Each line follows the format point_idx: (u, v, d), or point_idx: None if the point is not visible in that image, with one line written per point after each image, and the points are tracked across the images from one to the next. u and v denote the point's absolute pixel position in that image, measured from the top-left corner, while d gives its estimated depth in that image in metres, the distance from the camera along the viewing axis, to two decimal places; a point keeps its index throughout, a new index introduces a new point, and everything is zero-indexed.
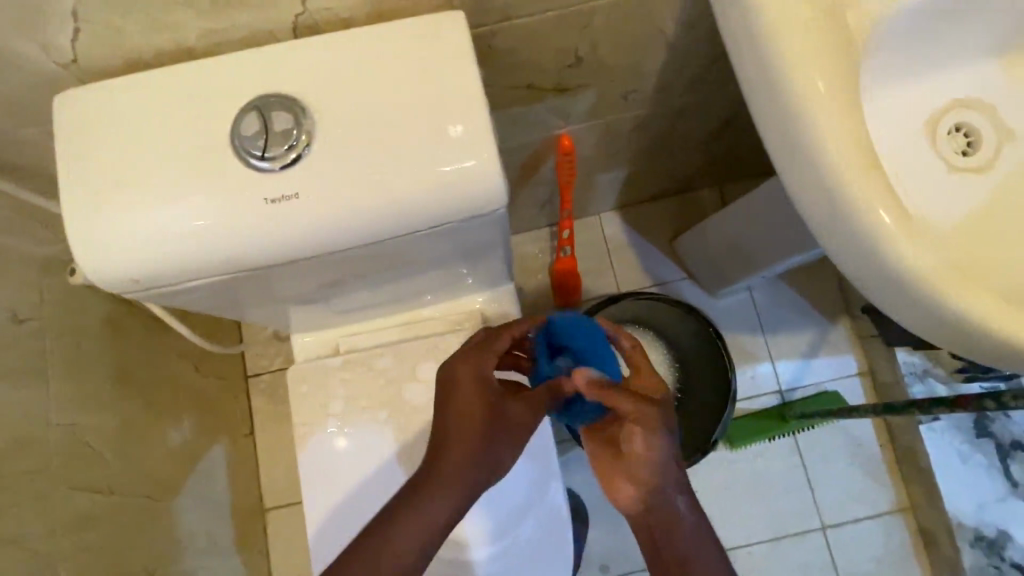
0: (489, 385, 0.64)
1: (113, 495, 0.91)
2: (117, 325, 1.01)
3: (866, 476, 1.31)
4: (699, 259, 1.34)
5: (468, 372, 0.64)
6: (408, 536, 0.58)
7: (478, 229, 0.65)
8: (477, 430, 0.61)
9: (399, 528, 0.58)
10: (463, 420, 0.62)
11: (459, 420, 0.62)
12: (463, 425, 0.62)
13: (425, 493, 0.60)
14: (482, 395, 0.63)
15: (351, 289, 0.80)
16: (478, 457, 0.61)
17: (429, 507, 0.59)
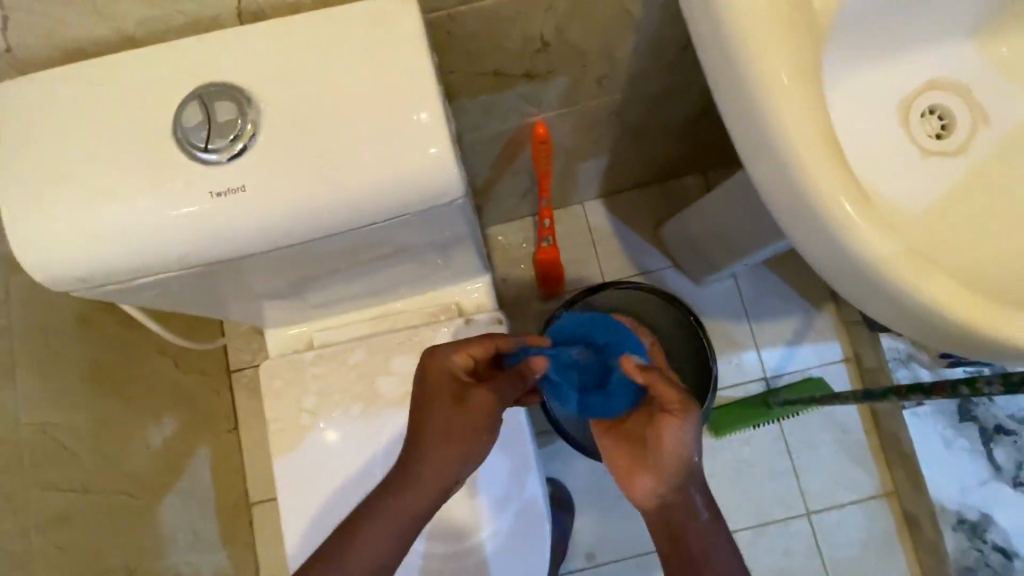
0: (458, 376, 0.65)
1: (88, 494, 0.90)
2: (90, 322, 0.99)
3: (850, 461, 1.32)
4: (683, 246, 1.33)
5: (436, 364, 0.65)
6: (380, 530, 0.62)
7: (440, 218, 0.64)
8: (443, 424, 0.63)
9: (370, 525, 0.63)
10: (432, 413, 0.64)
11: (428, 414, 0.64)
12: (431, 420, 0.63)
13: (396, 488, 0.64)
14: (452, 386, 0.64)
15: (321, 284, 0.78)
16: (444, 451, 0.64)
17: (398, 502, 0.63)
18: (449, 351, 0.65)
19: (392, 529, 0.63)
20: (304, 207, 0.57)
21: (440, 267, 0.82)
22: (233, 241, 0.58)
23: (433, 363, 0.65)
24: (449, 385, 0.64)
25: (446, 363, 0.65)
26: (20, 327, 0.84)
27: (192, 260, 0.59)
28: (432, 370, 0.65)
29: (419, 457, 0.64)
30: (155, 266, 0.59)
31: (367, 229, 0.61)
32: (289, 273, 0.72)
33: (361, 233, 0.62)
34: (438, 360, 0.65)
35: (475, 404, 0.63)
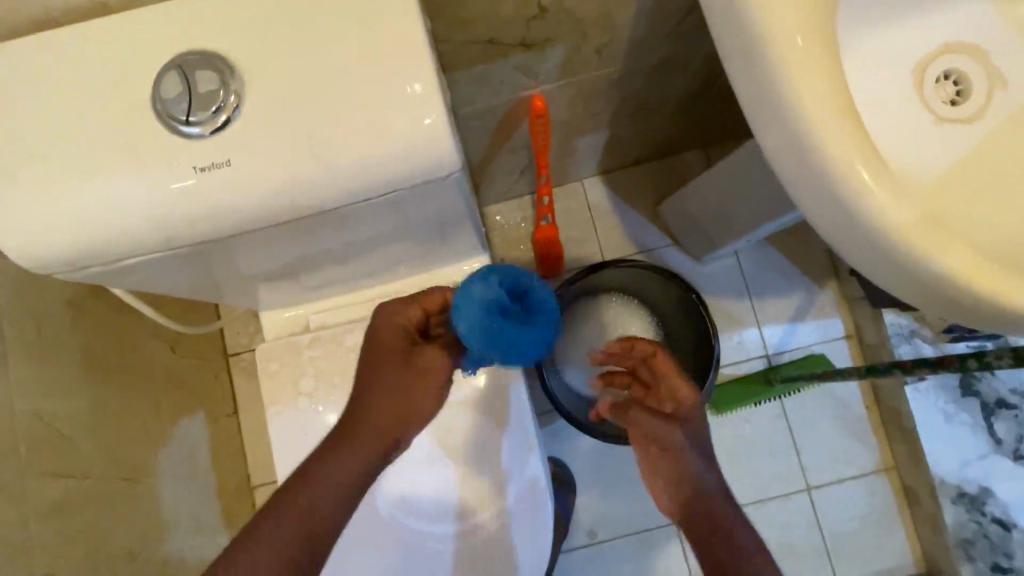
0: (406, 334, 0.66)
1: (87, 479, 0.89)
2: (82, 307, 0.98)
3: (850, 437, 1.32)
4: (684, 223, 1.31)
5: (392, 321, 0.66)
6: (318, 492, 0.59)
7: (434, 194, 0.61)
8: (388, 375, 0.64)
9: (311, 486, 0.59)
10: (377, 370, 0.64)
11: (376, 372, 0.64)
12: (375, 380, 0.64)
13: (338, 449, 0.62)
14: (399, 344, 0.65)
15: (316, 265, 0.77)
16: (382, 409, 0.64)
17: (345, 457, 0.61)
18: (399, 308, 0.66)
19: (329, 492, 0.60)
20: (294, 185, 0.55)
21: (436, 246, 0.80)
22: (222, 220, 0.56)
23: (387, 320, 0.66)
24: (401, 342, 0.65)
25: (390, 319, 0.66)
26: (9, 313, 0.82)
27: (180, 241, 0.57)
28: (387, 327, 0.66)
29: (359, 415, 0.63)
30: (142, 247, 0.57)
31: (361, 205, 0.59)
32: (281, 254, 0.70)
33: (355, 211, 0.60)
34: (384, 319, 0.67)
35: (425, 361, 0.66)
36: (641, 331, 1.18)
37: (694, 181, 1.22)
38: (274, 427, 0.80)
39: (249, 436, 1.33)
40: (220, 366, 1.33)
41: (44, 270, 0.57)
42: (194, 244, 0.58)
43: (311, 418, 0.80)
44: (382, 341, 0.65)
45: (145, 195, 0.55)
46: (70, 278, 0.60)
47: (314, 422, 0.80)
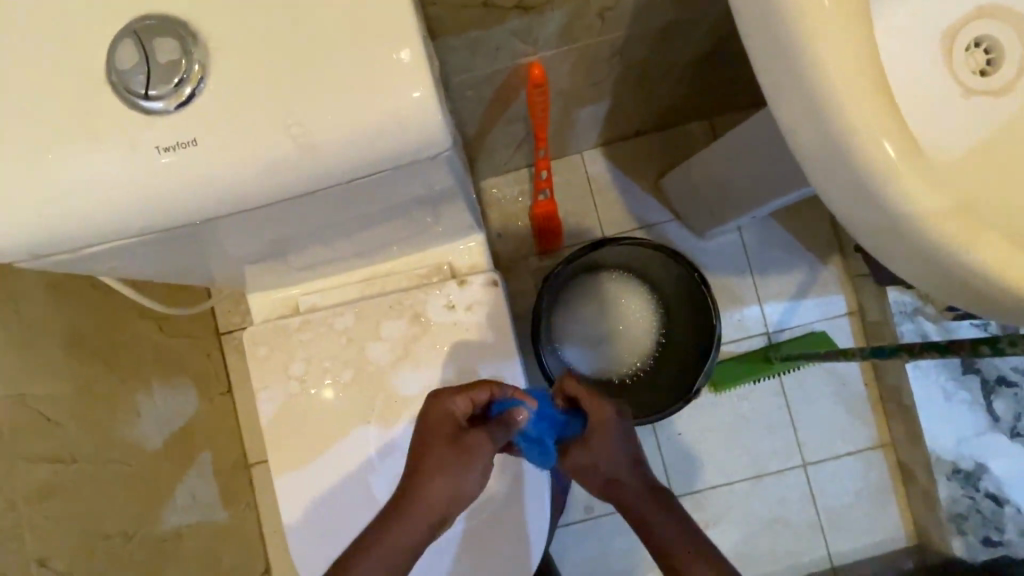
0: (453, 420, 0.68)
1: (76, 463, 0.87)
2: (63, 287, 0.94)
3: (849, 413, 1.32)
4: (687, 198, 1.27)
5: (435, 406, 0.69)
6: (369, 572, 0.62)
7: (423, 173, 0.57)
8: (434, 461, 0.65)
9: (361, 563, 0.62)
10: (427, 450, 0.67)
11: (426, 452, 0.66)
12: (425, 459, 0.66)
13: (388, 525, 0.64)
14: (445, 430, 0.67)
15: (303, 246, 0.73)
16: (438, 485, 0.65)
17: (389, 536, 0.63)
18: (448, 397, 0.69)
19: (381, 564, 0.62)
20: (275, 166, 0.51)
21: (429, 224, 0.76)
22: (199, 202, 0.52)
23: (435, 406, 0.69)
24: (449, 426, 0.68)
25: (432, 406, 0.69)
26: None
27: (153, 223, 0.53)
28: (435, 410, 0.68)
29: (413, 491, 0.65)
30: (114, 231, 0.53)
31: (347, 185, 0.55)
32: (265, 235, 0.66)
33: (341, 191, 0.56)
34: (431, 405, 0.69)
35: (473, 441, 0.66)
36: (640, 309, 1.16)
37: (702, 152, 1.16)
38: (262, 414, 0.78)
39: (244, 414, 1.32)
40: (213, 345, 1.31)
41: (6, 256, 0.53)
42: (167, 227, 0.54)
43: (301, 406, 0.78)
44: (431, 424, 0.68)
45: (114, 175, 0.51)
46: (38, 265, 0.57)
47: (307, 408, 0.78)
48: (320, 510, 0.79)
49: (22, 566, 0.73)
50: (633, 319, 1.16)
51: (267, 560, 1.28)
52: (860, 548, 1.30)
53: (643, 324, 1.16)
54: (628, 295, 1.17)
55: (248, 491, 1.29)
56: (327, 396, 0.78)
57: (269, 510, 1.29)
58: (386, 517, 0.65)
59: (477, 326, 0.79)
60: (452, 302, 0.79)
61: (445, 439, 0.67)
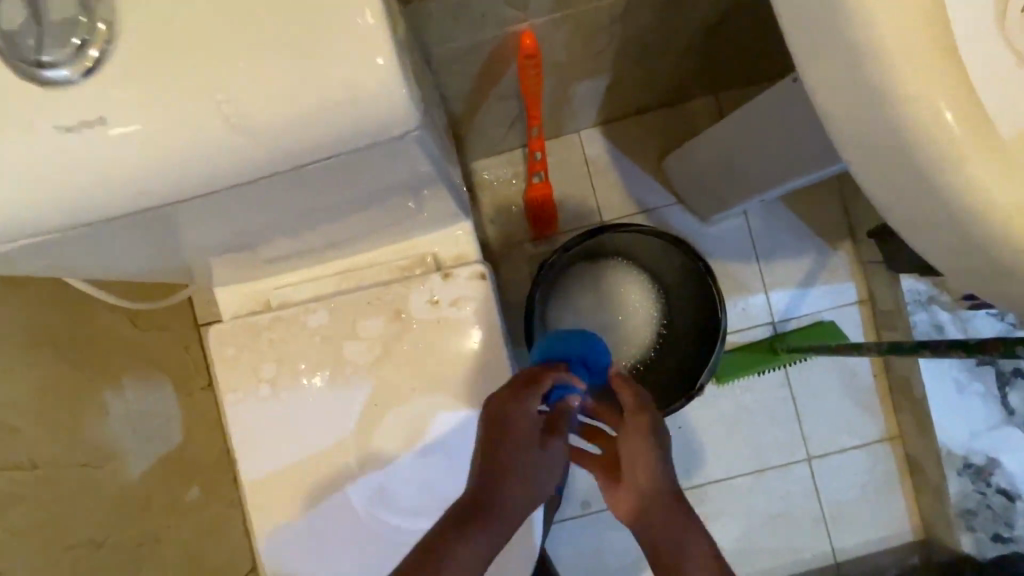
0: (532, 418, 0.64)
1: (37, 469, 0.82)
2: (19, 280, 0.88)
3: (856, 406, 1.27)
4: (690, 180, 1.20)
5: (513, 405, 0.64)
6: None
7: (393, 154, 0.51)
8: (520, 459, 0.63)
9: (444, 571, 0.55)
10: (510, 453, 0.63)
11: (509, 455, 0.62)
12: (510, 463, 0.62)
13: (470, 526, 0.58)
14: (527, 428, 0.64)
15: (269, 237, 0.66)
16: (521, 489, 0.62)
17: (473, 541, 0.57)
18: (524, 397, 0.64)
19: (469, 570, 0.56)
20: (234, 143, 0.47)
21: (408, 211, 0.70)
22: (155, 184, 0.48)
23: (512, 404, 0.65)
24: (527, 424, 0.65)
25: (506, 406, 0.65)
26: None
27: (105, 206, 0.49)
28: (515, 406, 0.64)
29: (497, 495, 0.61)
30: (64, 215, 0.49)
31: (309, 166, 0.49)
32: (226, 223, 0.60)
33: (300, 174, 0.50)
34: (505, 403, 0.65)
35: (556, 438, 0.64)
36: (641, 299, 1.10)
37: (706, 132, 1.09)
38: (230, 419, 0.73)
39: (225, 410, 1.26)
40: (191, 338, 1.25)
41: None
42: (119, 211, 0.50)
43: (272, 410, 0.72)
44: (514, 423, 0.64)
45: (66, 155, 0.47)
46: None
47: (280, 411, 0.73)
48: (295, 522, 0.73)
49: None
50: (633, 309, 1.10)
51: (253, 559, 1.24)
52: (864, 543, 1.26)
53: (644, 315, 1.10)
54: (629, 284, 1.10)
55: (231, 490, 1.24)
56: (301, 400, 0.72)
57: None
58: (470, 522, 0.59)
59: (463, 322, 0.73)
60: (436, 297, 0.72)
61: (530, 442, 0.63)
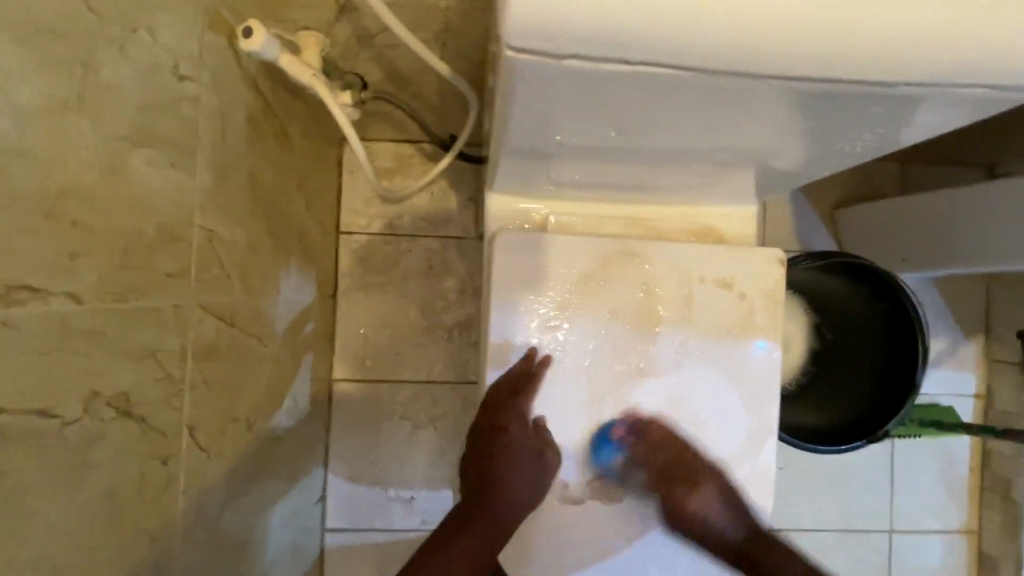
0: (527, 431, 0.70)
1: (234, 326, 0.74)
2: (254, 125, 0.79)
3: (948, 492, 1.30)
4: (865, 233, 1.24)
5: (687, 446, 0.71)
6: (469, 543, 0.66)
7: (913, 115, 0.54)
8: (514, 462, 0.69)
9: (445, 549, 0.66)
10: (507, 451, 0.69)
11: (509, 469, 0.68)
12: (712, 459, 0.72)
13: (483, 512, 0.68)
14: (528, 440, 0.69)
15: (632, 158, 0.65)
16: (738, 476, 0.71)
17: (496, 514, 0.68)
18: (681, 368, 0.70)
19: (489, 534, 0.67)
20: (876, 26, 0.43)
21: (773, 178, 0.72)
22: (670, 33, 0.42)
23: (512, 415, 0.70)
24: (522, 433, 0.70)
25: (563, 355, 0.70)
26: (205, 97, 0.65)
27: (647, 51, 0.43)
28: (510, 416, 0.69)
29: (501, 475, 0.69)
30: (563, 30, 0.40)
31: (813, 109, 0.53)
32: (665, 129, 0.58)
33: (827, 106, 0.52)
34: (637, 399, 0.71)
35: (550, 460, 0.69)
36: (795, 343, 1.10)
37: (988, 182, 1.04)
38: (499, 315, 0.69)
39: (339, 325, 1.21)
40: (331, 241, 1.18)
41: (509, 35, 0.41)
42: (639, 95, 0.49)
43: (545, 326, 0.70)
44: (509, 443, 0.69)
45: None
46: (547, 72, 0.45)
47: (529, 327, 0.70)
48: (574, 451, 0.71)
49: (176, 431, 0.62)
50: (793, 345, 1.09)
51: (325, 482, 1.20)
52: None
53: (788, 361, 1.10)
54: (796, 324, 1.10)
55: (325, 407, 1.19)
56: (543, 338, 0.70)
57: (345, 429, 1.21)
58: (461, 517, 0.68)
59: (760, 309, 0.71)
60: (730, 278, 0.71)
61: (534, 451, 0.69)
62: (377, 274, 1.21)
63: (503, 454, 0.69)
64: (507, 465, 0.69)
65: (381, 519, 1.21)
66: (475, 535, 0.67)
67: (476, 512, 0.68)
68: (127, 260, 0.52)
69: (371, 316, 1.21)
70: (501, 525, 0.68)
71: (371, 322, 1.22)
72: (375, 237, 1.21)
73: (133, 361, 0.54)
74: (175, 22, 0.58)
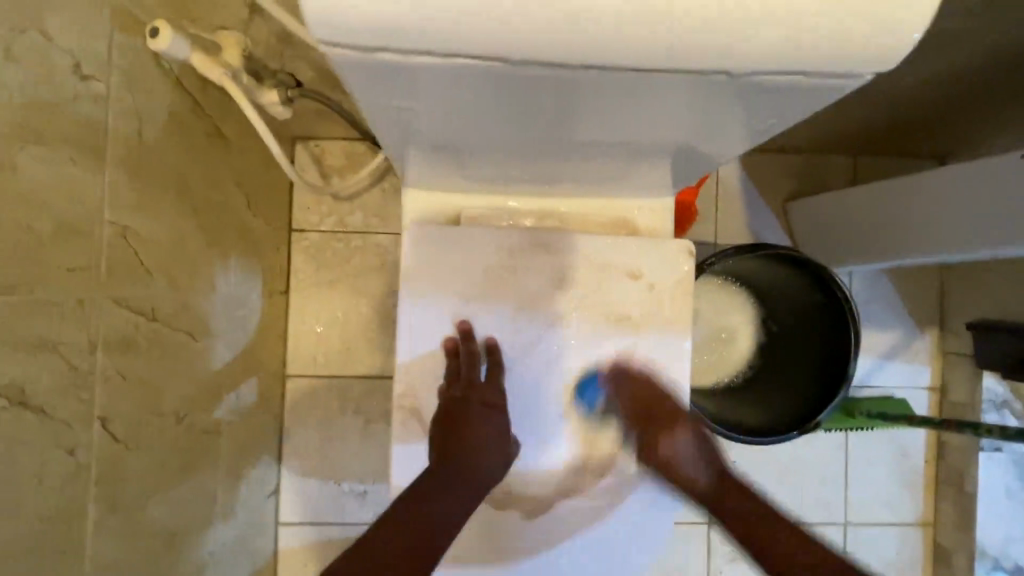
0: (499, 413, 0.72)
1: (155, 320, 0.76)
2: (180, 124, 0.80)
3: (903, 484, 1.30)
4: (813, 227, 1.25)
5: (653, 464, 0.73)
6: (423, 513, 0.68)
7: (787, 109, 0.52)
8: (480, 441, 0.71)
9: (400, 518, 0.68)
10: (478, 427, 0.71)
11: (474, 445, 0.71)
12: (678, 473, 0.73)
13: (440, 485, 0.69)
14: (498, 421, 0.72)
15: (528, 152, 0.65)
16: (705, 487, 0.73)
17: (455, 490, 0.69)
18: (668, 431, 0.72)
19: (443, 507, 0.69)
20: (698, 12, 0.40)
21: (676, 170, 0.71)
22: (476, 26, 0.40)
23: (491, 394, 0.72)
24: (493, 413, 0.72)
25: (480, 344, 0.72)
26: (115, 97, 0.66)
27: (454, 41, 0.40)
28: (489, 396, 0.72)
29: (465, 450, 0.70)
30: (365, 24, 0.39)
31: (675, 100, 0.50)
32: (536, 123, 0.56)
33: (695, 101, 0.51)
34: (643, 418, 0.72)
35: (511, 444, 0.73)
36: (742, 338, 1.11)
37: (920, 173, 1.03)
38: (409, 306, 0.72)
39: (292, 322, 1.22)
40: (283, 239, 1.20)
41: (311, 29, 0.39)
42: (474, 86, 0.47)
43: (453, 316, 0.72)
44: (482, 419, 0.72)
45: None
46: (361, 63, 0.42)
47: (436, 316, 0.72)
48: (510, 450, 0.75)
49: (84, 422, 0.63)
50: (741, 338, 1.12)
51: (277, 477, 1.21)
52: None
53: (736, 356, 1.12)
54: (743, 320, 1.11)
55: (278, 402, 1.21)
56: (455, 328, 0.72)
57: (298, 424, 1.22)
58: (422, 489, 0.69)
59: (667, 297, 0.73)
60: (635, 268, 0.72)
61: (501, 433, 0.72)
62: (329, 271, 1.23)
63: (474, 432, 0.71)
64: (473, 442, 0.71)
65: (334, 513, 1.23)
66: (428, 505, 0.69)
67: (435, 487, 0.69)
68: (14, 253, 0.54)
69: (322, 312, 1.23)
70: (457, 501, 0.69)
71: (324, 318, 1.23)
72: (327, 235, 1.23)
73: (23, 352, 0.55)
74: (76, 23, 0.60)
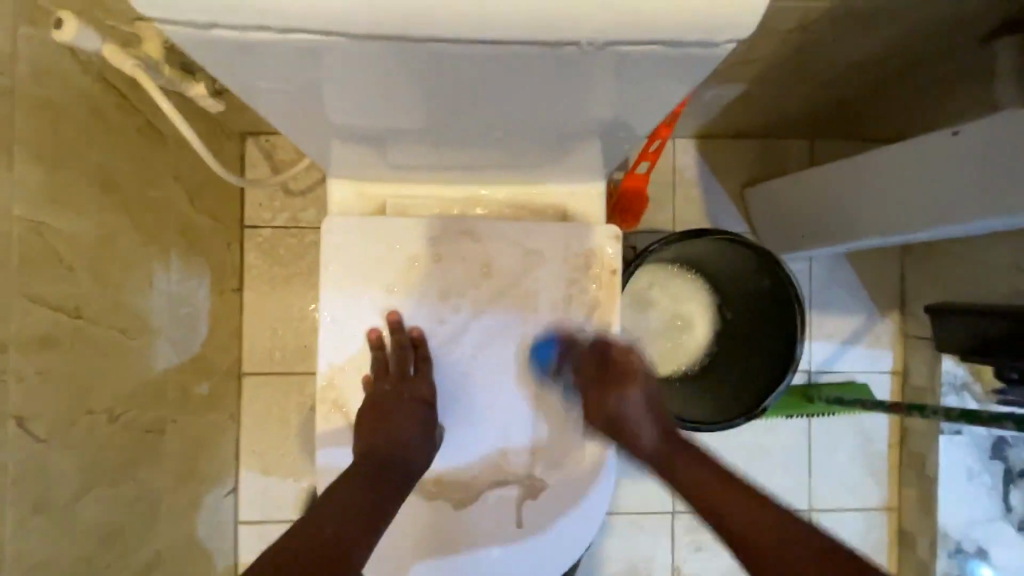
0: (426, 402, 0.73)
1: (80, 318, 0.75)
2: (105, 119, 0.79)
3: (867, 469, 1.30)
4: (768, 214, 1.25)
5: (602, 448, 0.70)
6: (346, 500, 0.63)
7: (676, 83, 0.53)
8: (405, 425, 0.70)
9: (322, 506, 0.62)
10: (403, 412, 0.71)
11: (399, 430, 0.70)
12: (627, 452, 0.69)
13: (363, 474, 0.66)
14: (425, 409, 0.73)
15: (442, 139, 0.64)
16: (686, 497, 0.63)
17: (381, 476, 0.66)
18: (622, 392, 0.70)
19: (365, 494, 0.64)
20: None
21: (598, 156, 0.71)
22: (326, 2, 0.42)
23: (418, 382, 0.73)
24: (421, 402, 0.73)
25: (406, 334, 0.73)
26: (24, 90, 0.65)
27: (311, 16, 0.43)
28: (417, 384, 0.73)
29: (391, 436, 0.69)
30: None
31: (564, 74, 0.50)
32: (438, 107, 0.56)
33: (588, 78, 0.51)
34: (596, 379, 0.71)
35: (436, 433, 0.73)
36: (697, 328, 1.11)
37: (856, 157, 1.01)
38: (336, 299, 0.73)
39: (247, 319, 1.21)
40: (235, 236, 1.19)
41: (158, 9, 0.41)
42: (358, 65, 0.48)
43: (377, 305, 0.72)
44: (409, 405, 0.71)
45: None
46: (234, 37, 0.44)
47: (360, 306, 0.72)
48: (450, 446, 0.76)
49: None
50: (696, 327, 1.11)
51: (236, 475, 1.20)
52: None
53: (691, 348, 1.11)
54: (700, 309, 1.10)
55: (234, 400, 1.20)
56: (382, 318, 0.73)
57: (256, 422, 1.22)
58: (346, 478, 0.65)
59: (590, 280, 0.75)
60: None
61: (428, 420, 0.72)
62: (283, 267, 1.22)
63: (399, 417, 0.70)
64: (398, 426, 0.70)
65: (295, 510, 1.22)
66: (349, 492, 0.63)
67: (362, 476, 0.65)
68: None
69: (278, 308, 1.22)
70: (381, 490, 0.65)
71: (279, 315, 1.22)
72: (280, 230, 1.22)
73: None
74: None
